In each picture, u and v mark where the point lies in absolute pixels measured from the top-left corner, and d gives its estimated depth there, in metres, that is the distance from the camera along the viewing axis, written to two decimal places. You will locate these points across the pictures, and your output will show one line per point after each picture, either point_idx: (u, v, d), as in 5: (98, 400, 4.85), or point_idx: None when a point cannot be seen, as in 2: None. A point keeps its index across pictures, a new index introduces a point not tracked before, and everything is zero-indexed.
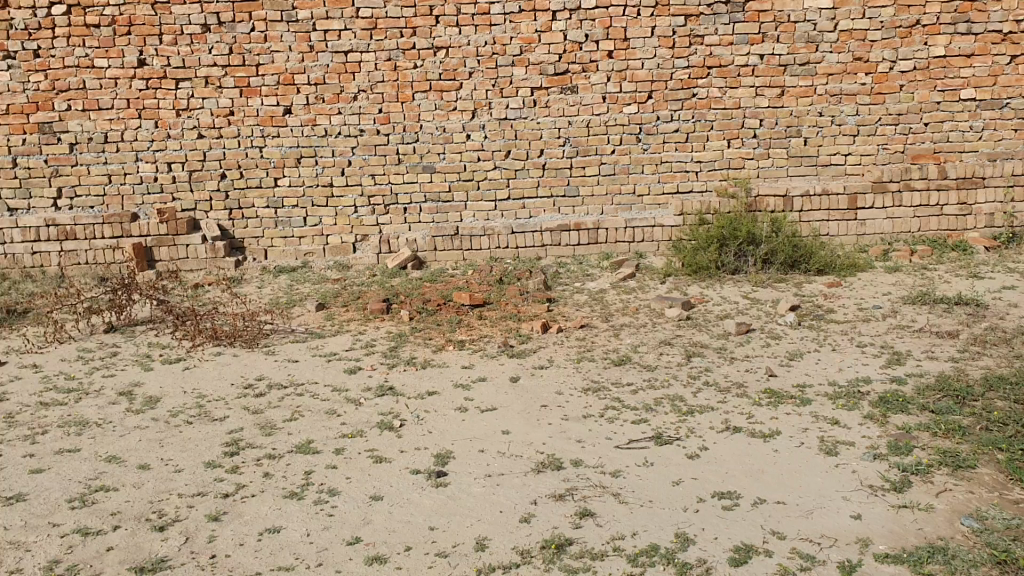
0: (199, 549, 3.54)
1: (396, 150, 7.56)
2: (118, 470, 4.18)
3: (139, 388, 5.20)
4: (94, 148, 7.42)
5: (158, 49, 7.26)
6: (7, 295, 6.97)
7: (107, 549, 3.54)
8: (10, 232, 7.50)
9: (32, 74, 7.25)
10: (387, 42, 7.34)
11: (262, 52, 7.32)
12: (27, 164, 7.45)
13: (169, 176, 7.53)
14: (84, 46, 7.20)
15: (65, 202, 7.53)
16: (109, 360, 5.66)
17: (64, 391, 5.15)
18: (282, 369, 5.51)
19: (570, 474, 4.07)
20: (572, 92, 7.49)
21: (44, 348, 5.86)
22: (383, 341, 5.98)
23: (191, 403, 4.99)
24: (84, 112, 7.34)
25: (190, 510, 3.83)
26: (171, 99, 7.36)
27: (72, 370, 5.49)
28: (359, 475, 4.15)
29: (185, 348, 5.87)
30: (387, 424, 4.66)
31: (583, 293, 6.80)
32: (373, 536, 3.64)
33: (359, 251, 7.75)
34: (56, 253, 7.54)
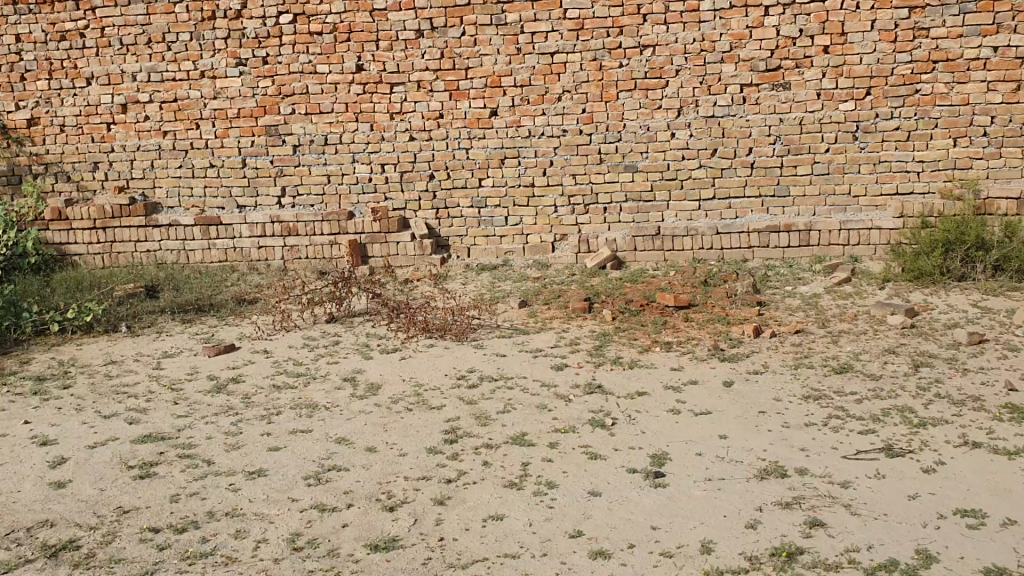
0: (428, 531, 3.65)
1: (599, 149, 7.55)
2: (348, 452, 4.38)
3: (360, 375, 5.45)
4: (315, 149, 7.80)
5: (375, 55, 7.58)
6: (237, 286, 7.42)
7: (343, 525, 3.70)
8: (238, 228, 7.95)
9: (261, 80, 7.70)
10: (593, 42, 7.36)
11: (472, 56, 7.51)
12: (255, 164, 7.88)
13: (382, 176, 7.81)
14: (308, 53, 7.62)
15: (289, 200, 7.94)
16: (332, 348, 5.97)
17: (294, 375, 5.46)
18: (492, 363, 5.61)
19: (795, 483, 3.92)
20: (784, 89, 7.25)
21: (273, 336, 6.22)
22: (589, 339, 5.98)
23: (409, 392, 5.16)
24: (307, 115, 7.74)
25: (416, 493, 3.96)
26: (385, 102, 7.66)
27: (299, 357, 5.81)
28: (576, 470, 4.15)
29: (400, 339, 6.10)
30: (600, 421, 4.64)
31: (795, 297, 6.56)
32: (595, 530, 3.63)
33: (559, 250, 7.76)
34: (280, 248, 7.94)
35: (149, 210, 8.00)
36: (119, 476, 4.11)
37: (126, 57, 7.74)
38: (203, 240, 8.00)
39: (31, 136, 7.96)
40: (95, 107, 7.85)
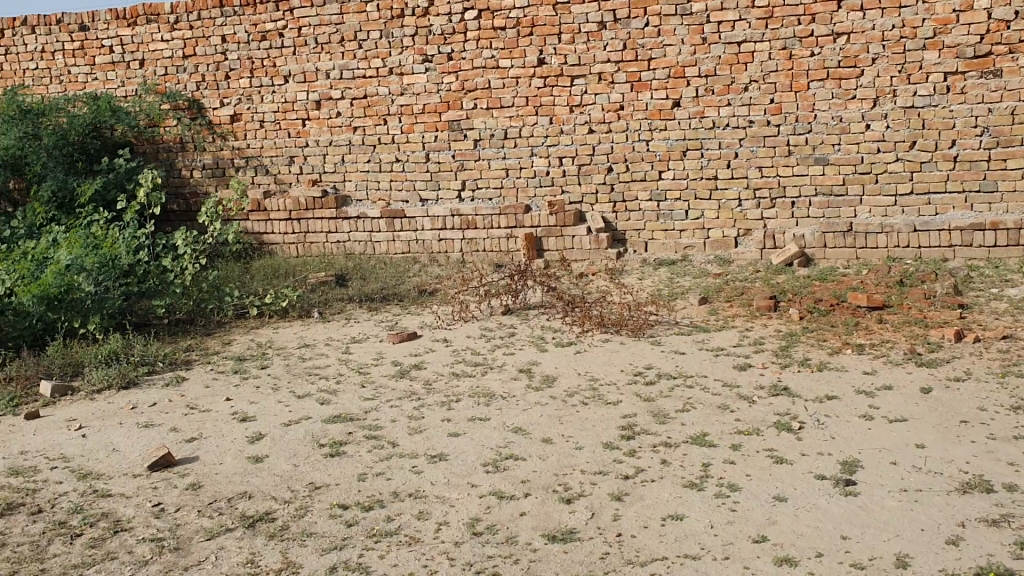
0: (606, 526, 3.61)
1: (787, 141, 7.27)
2: (525, 442, 4.41)
3: (537, 367, 5.48)
4: (495, 143, 7.89)
5: (557, 48, 7.60)
6: (418, 277, 7.59)
7: (521, 514, 3.72)
8: (420, 221, 8.13)
9: (446, 76, 7.88)
10: (783, 30, 7.11)
11: (656, 47, 7.40)
12: (438, 159, 8.04)
13: (560, 169, 7.80)
14: (491, 48, 7.74)
15: (469, 194, 8.03)
16: (509, 339, 6.03)
17: (472, 364, 5.56)
18: (671, 360, 5.51)
19: (1003, 499, 3.63)
20: (994, 76, 6.77)
21: (452, 325, 6.35)
22: (773, 339, 5.77)
23: (586, 385, 5.15)
24: (489, 110, 7.85)
25: (594, 487, 3.93)
26: (566, 95, 7.67)
27: (477, 346, 5.91)
28: (760, 473, 4.01)
29: (576, 333, 6.09)
30: (785, 425, 4.46)
31: (1002, 300, 6.11)
32: (781, 537, 3.49)
33: (742, 246, 7.52)
34: (459, 240, 8.06)
35: (339, 203, 8.31)
36: (311, 453, 4.30)
37: (321, 56, 8.09)
38: (388, 232, 8.22)
39: (234, 131, 8.43)
40: (291, 103, 8.24)
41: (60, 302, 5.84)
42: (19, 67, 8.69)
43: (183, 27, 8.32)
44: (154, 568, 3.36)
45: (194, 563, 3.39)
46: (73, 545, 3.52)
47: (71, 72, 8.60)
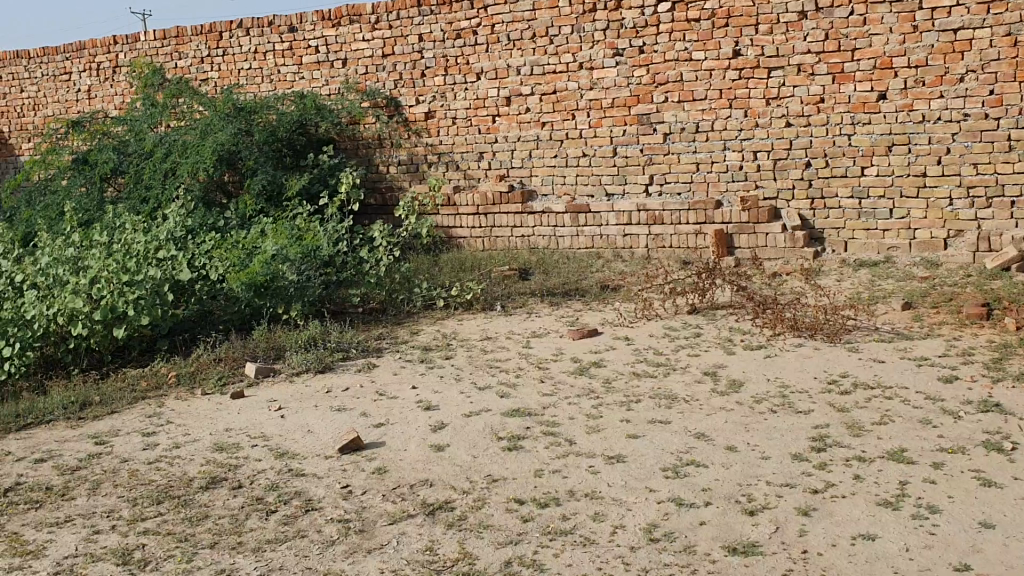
0: (790, 542, 3.44)
1: (1007, 136, 6.71)
2: (707, 448, 4.28)
3: (722, 370, 5.32)
4: (686, 137, 7.70)
5: (754, 39, 7.35)
6: (601, 272, 7.53)
7: (700, 522, 3.61)
8: (605, 215, 8.07)
9: (637, 69, 7.78)
10: (1007, 15, 6.61)
11: (861, 36, 7.03)
12: (626, 153, 7.94)
13: (754, 164, 7.52)
14: (685, 40, 7.57)
15: (657, 188, 7.88)
16: (694, 340, 5.88)
17: (654, 364, 5.46)
18: (868, 368, 5.20)
19: None
20: None
21: (635, 323, 6.27)
22: (984, 350, 5.34)
23: (774, 392, 4.94)
24: (680, 103, 7.68)
25: (779, 500, 3.76)
26: (762, 88, 7.39)
27: (660, 346, 5.80)
28: (965, 496, 3.70)
29: (765, 336, 5.85)
30: (995, 444, 4.11)
31: None
32: (986, 566, 3.21)
33: (952, 247, 6.99)
34: (645, 236, 7.95)
35: (525, 197, 8.35)
36: (491, 446, 4.34)
37: (513, 51, 8.19)
38: (572, 226, 8.20)
39: (427, 128, 8.66)
40: (483, 100, 8.38)
41: (265, 289, 6.17)
42: (234, 67, 9.30)
43: (383, 27, 8.65)
44: (340, 548, 3.45)
45: (378, 546, 3.46)
46: (268, 521, 3.64)
47: (280, 72, 9.11)
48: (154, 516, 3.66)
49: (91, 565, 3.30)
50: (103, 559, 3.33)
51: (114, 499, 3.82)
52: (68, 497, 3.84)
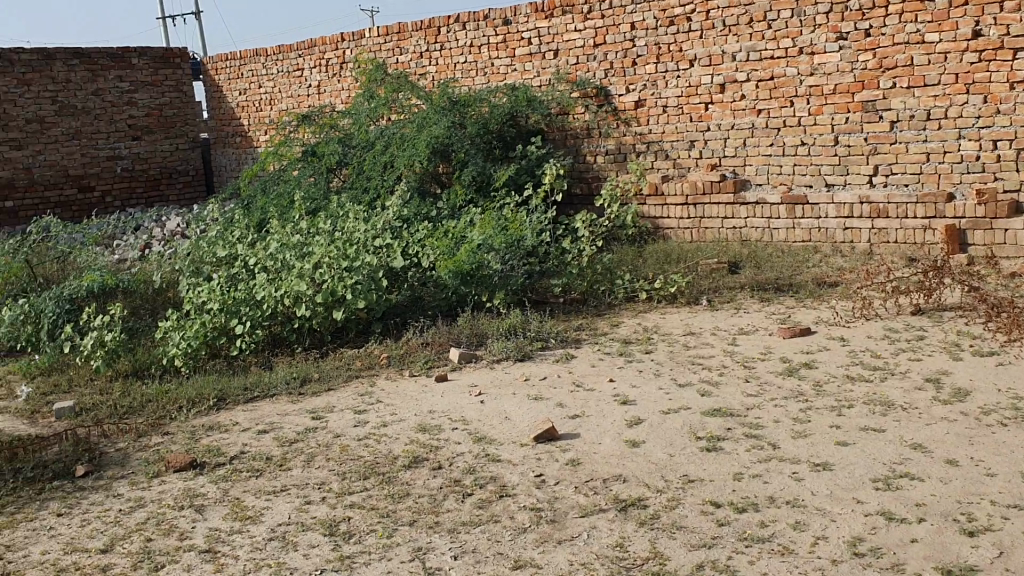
0: (1016, 569, 3.14)
1: None
2: (924, 460, 3.98)
3: (946, 377, 4.93)
4: (916, 125, 7.18)
5: (997, 18, 6.73)
6: (818, 267, 7.15)
7: (911, 540, 3.36)
8: (825, 207, 7.65)
9: (862, 54, 7.34)
10: None
11: None
12: (848, 141, 7.51)
13: (993, 154, 6.89)
14: (917, 22, 7.07)
15: (881, 179, 7.38)
16: (916, 344, 5.49)
17: (869, 367, 5.15)
18: None
19: None
20: None
21: (851, 323, 5.93)
22: None
23: (1005, 403, 4.53)
24: (910, 88, 7.16)
25: (1005, 523, 3.43)
26: (1005, 70, 6.75)
27: (878, 349, 5.45)
28: None
29: (999, 342, 5.36)
30: None
31: None
32: None
33: None
34: (867, 230, 7.47)
35: (737, 187, 8.09)
36: (688, 445, 4.25)
37: (728, 38, 7.96)
38: (788, 218, 7.86)
39: (637, 117, 8.58)
40: (696, 87, 8.20)
41: (471, 277, 6.36)
42: (451, 61, 9.62)
43: (596, 17, 8.65)
44: (531, 537, 3.47)
45: (568, 538, 3.46)
46: (464, 505, 3.72)
47: (494, 65, 9.34)
48: (360, 491, 3.84)
49: (301, 533, 3.49)
50: (311, 528, 3.52)
51: (325, 472, 4.04)
52: (284, 468, 4.10)
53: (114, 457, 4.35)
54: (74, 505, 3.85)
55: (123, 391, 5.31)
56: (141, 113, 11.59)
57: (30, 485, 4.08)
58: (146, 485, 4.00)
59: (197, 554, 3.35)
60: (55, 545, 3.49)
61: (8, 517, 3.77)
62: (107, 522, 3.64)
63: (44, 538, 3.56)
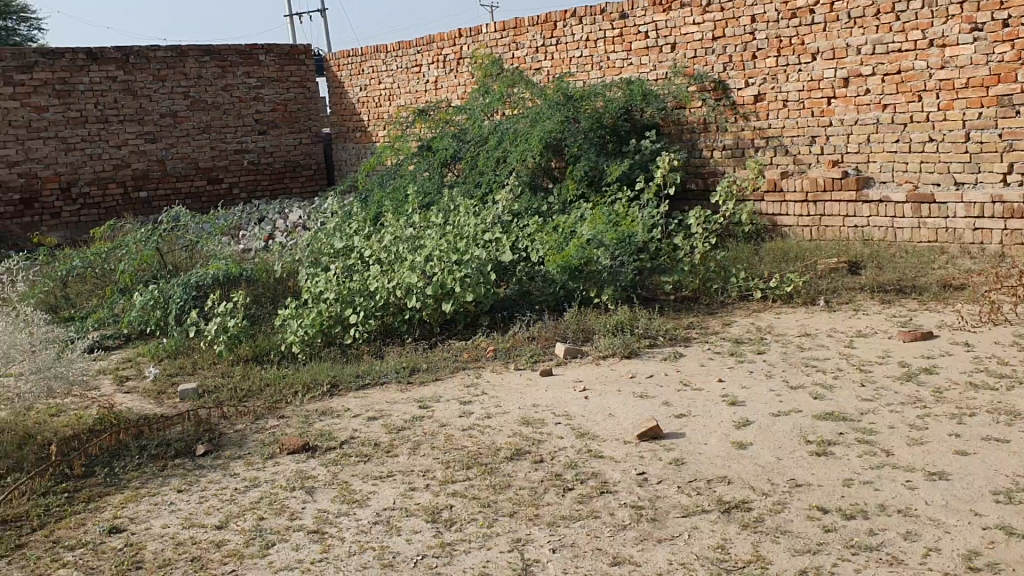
0: None
1: None
2: None
3: None
4: None
5: None
6: (944, 269, 6.82)
7: None
8: (954, 206, 7.27)
9: (999, 45, 6.94)
10: None
11: None
12: (981, 138, 7.11)
13: None
14: None
15: (1016, 177, 6.97)
16: None
17: (996, 374, 4.91)
18: None
19: None
20: None
21: (977, 328, 5.66)
22: None
23: None
24: None
25: None
26: None
27: (1006, 355, 5.19)
28: None
29: None
30: None
31: None
32: None
33: None
34: (999, 231, 7.08)
35: (860, 184, 7.80)
36: (797, 449, 4.15)
37: (853, 30, 7.71)
38: (914, 217, 7.51)
39: (756, 111, 8.39)
40: (818, 81, 7.97)
41: (580, 272, 6.35)
42: (567, 55, 9.64)
43: (715, 9, 8.49)
44: (631, 534, 3.44)
45: (668, 537, 3.41)
46: (564, 498, 3.73)
47: (610, 59, 9.31)
48: (463, 480, 3.89)
49: (404, 519, 3.56)
50: (414, 515, 3.59)
51: (430, 460, 4.11)
52: (391, 454, 4.20)
53: (232, 438, 4.54)
54: (193, 482, 4.04)
55: (242, 374, 5.54)
56: (267, 108, 11.98)
57: (154, 461, 4.31)
58: (261, 466, 4.17)
59: (306, 534, 3.46)
60: (175, 519, 3.68)
61: (133, 491, 3.99)
62: (222, 500, 3.81)
63: (165, 512, 3.75)
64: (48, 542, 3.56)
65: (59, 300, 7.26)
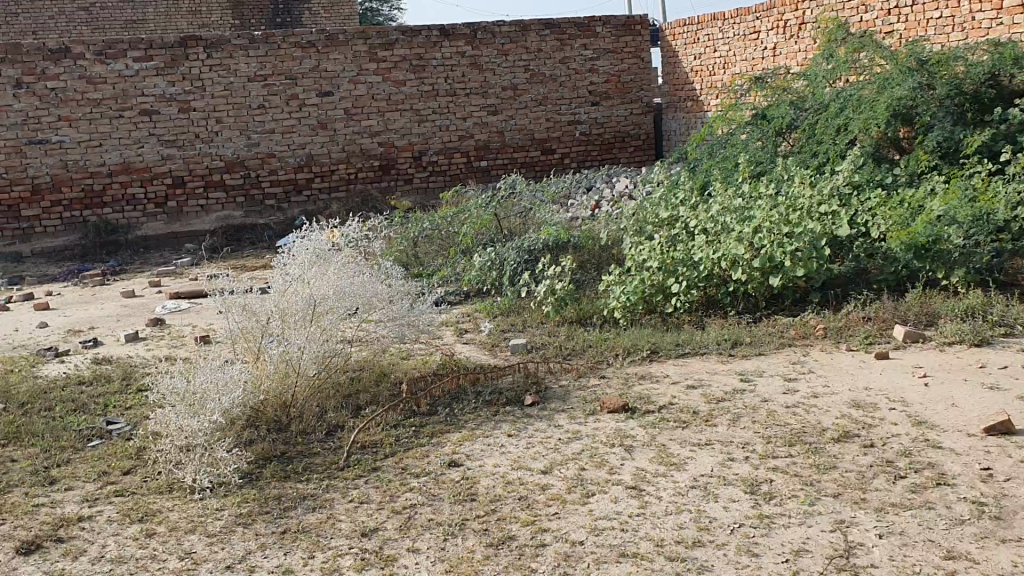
0: None
1: None
2: None
3: None
4: None
5: None
6: None
7: None
8: None
9: None
10: None
11: None
12: None
13: None
14: None
15: None
16: None
17: None
18: None
19: None
20: None
21: None
22: None
23: None
24: None
25: None
26: None
27: None
28: None
29: None
30: None
31: None
32: None
33: None
34: None
35: None
36: None
37: None
38: None
39: None
40: None
41: (927, 251, 5.86)
42: (924, 17, 8.87)
43: None
44: (970, 530, 3.17)
45: (1014, 538, 3.10)
46: (894, 486, 3.51)
47: (974, 19, 8.36)
48: (785, 456, 3.78)
49: (722, 486, 3.53)
50: (733, 484, 3.55)
51: (751, 434, 4.03)
52: (710, 423, 4.16)
53: (557, 392, 4.77)
54: (522, 429, 4.31)
55: (567, 334, 5.76)
56: (601, 79, 12.30)
57: (488, 406, 4.65)
58: (584, 420, 4.34)
59: (624, 489, 3.56)
60: (504, 460, 3.96)
61: (470, 431, 4.34)
62: (548, 448, 4.03)
63: (496, 453, 4.04)
64: (398, 467, 3.99)
65: (410, 257, 7.96)
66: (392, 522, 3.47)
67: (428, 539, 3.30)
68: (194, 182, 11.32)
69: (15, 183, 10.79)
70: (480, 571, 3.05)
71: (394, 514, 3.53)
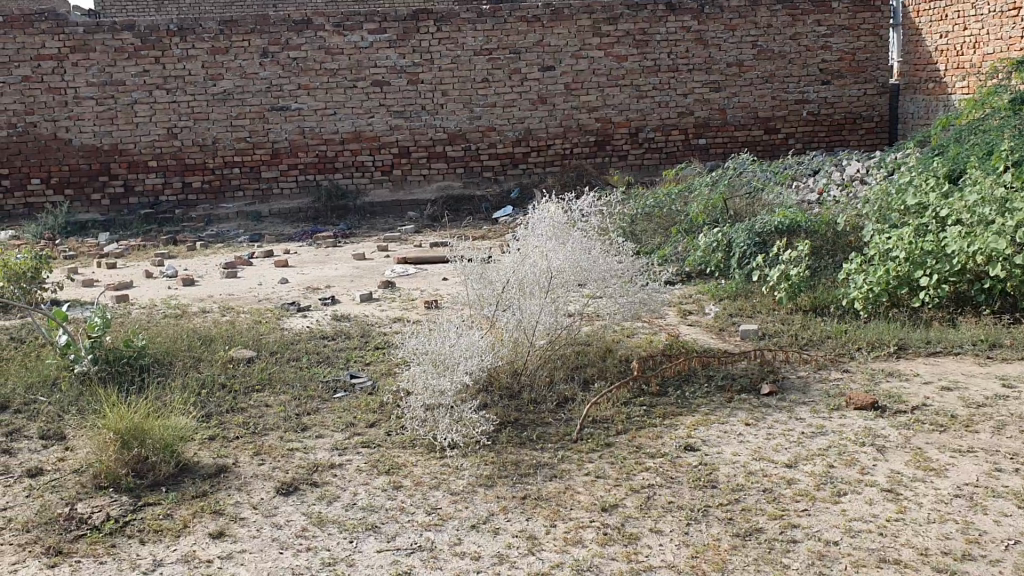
0: None
1: None
2: None
3: None
4: None
5: None
6: None
7: None
8: None
9: None
10: None
11: None
12: None
13: None
14: None
15: None
16: None
17: None
18: None
19: None
20: None
21: None
22: None
23: None
24: None
25: None
26: None
27: None
28: None
29: None
30: None
31: None
32: None
33: None
34: None
35: None
36: None
37: None
38: None
39: None
40: None
41: None
42: None
43: None
44: None
45: None
46: None
47: None
48: None
49: (991, 499, 3.27)
50: (1003, 497, 3.28)
51: (1019, 444, 3.71)
52: (971, 429, 3.87)
53: (795, 383, 4.59)
54: (760, 418, 4.17)
55: (802, 323, 5.54)
56: (834, 57, 11.76)
57: (722, 392, 4.53)
58: (827, 416, 4.14)
59: (880, 491, 3.37)
60: (744, 449, 3.84)
61: (704, 416, 4.25)
62: (791, 440, 3.88)
63: (734, 441, 3.93)
64: (632, 446, 3.96)
65: (629, 233, 7.86)
66: (632, 500, 3.44)
67: (671, 521, 3.25)
68: (418, 152, 11.72)
69: (258, 147, 11.54)
70: (729, 560, 2.97)
71: (633, 492, 3.51)
